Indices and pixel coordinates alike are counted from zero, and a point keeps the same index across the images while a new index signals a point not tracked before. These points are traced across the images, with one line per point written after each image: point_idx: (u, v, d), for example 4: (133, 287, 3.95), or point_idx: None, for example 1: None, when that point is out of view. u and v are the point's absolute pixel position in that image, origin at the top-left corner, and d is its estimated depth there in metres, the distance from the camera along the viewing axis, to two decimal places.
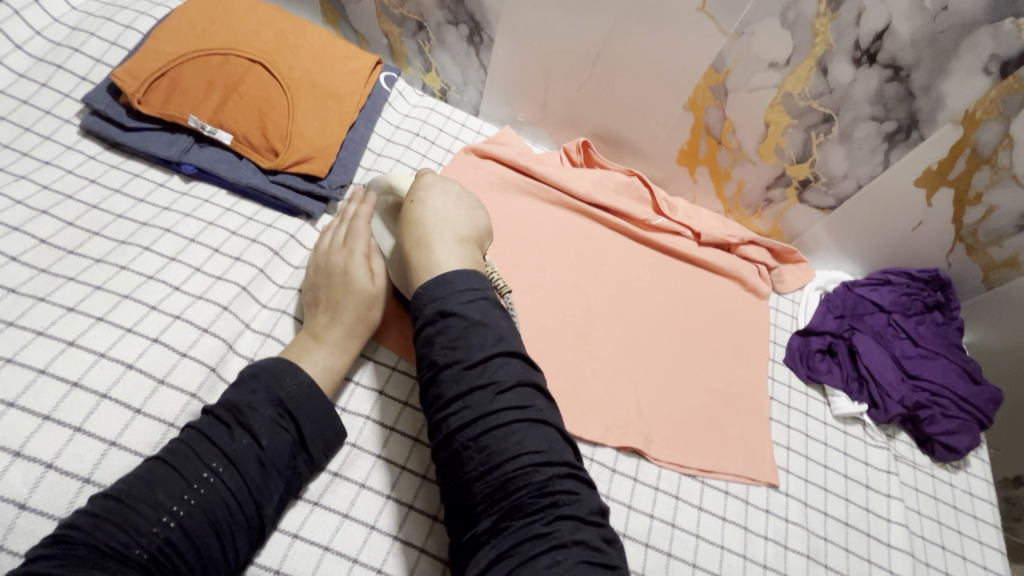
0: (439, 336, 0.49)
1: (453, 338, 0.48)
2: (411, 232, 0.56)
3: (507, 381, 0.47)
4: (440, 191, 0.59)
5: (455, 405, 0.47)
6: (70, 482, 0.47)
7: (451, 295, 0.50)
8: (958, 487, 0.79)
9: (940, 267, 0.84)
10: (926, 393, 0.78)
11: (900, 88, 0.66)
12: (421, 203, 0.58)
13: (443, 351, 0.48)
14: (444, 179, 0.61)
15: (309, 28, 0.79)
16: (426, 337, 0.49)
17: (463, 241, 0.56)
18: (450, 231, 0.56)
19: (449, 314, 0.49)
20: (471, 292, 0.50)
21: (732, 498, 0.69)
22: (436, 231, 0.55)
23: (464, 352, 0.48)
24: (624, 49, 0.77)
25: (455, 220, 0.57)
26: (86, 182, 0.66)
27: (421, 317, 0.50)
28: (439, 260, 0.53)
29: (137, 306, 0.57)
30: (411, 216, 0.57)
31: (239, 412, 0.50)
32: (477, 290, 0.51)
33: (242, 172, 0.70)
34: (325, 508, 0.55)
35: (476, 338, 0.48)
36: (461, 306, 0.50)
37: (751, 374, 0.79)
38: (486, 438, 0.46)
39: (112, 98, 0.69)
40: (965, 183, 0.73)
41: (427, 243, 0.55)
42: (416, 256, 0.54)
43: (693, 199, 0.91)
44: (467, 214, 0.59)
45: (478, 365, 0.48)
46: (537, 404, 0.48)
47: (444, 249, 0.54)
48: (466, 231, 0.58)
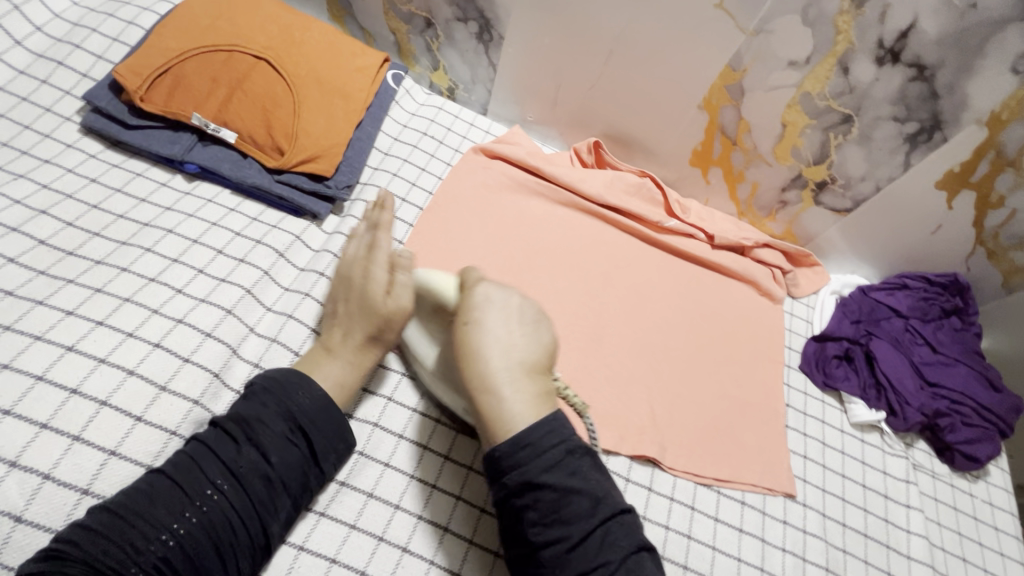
0: (530, 511, 0.45)
1: (545, 513, 0.45)
2: (471, 368, 0.50)
3: (614, 560, 0.44)
4: (500, 309, 0.51)
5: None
6: (69, 493, 0.46)
7: (535, 463, 0.46)
8: (977, 497, 0.77)
9: (958, 271, 0.82)
10: (946, 401, 0.76)
11: (924, 88, 0.65)
12: (479, 328, 0.50)
13: (537, 529, 0.45)
14: (503, 289, 0.53)
15: (315, 24, 0.77)
16: (517, 511, 0.46)
17: (532, 373, 0.50)
18: (516, 365, 0.50)
19: (536, 485, 0.45)
20: (560, 454, 0.46)
21: (749, 509, 0.67)
22: (501, 371, 0.49)
23: (562, 528, 0.44)
24: (638, 47, 0.75)
25: (519, 347, 0.50)
26: (86, 182, 0.64)
27: (503, 487, 0.46)
28: (510, 410, 0.48)
29: (138, 310, 0.56)
30: (469, 346, 0.50)
31: (248, 427, 0.49)
32: (561, 443, 0.47)
33: (247, 171, 0.68)
34: (332, 519, 0.53)
35: (571, 508, 0.45)
36: (547, 472, 0.46)
37: (766, 381, 0.77)
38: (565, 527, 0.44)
39: (114, 95, 0.68)
40: (989, 186, 0.71)
41: (493, 386, 0.49)
42: (482, 402, 0.49)
43: (705, 201, 0.89)
44: (531, 333, 0.51)
45: (581, 545, 0.44)
46: (648, 574, 0.45)
47: (514, 392, 0.49)
48: (533, 356, 0.51)
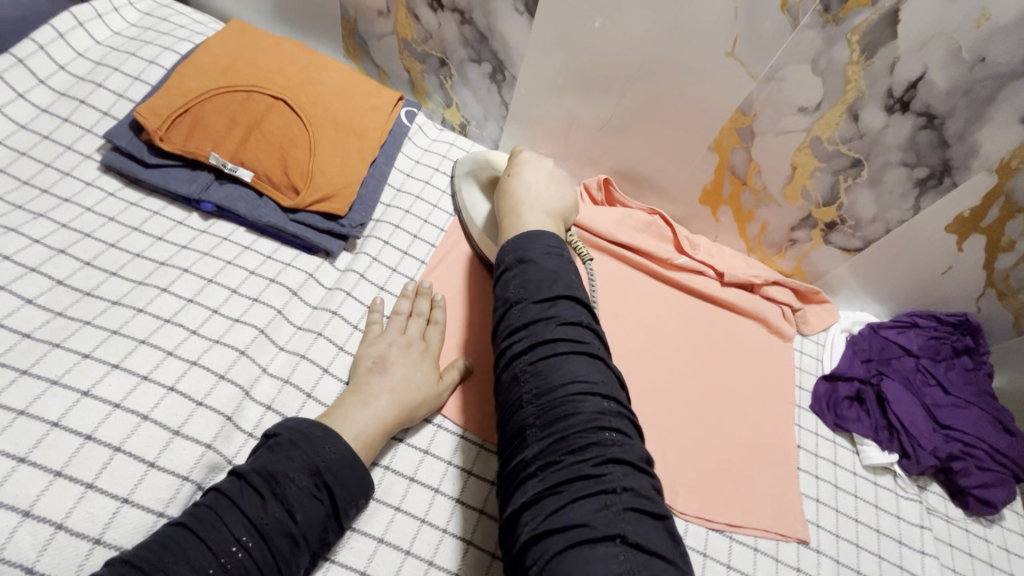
0: (515, 277, 0.57)
1: (526, 278, 0.56)
2: (507, 201, 0.66)
3: (568, 321, 0.53)
4: (536, 169, 0.70)
5: (520, 335, 0.53)
6: (80, 544, 0.45)
7: (533, 247, 0.59)
8: (993, 543, 0.75)
9: (969, 311, 0.82)
10: (959, 443, 0.75)
11: (934, 135, 0.65)
12: (519, 176, 0.68)
13: (515, 289, 0.56)
14: (541, 158, 0.71)
15: (332, 64, 0.79)
16: (504, 279, 0.57)
17: (552, 213, 0.66)
18: (541, 201, 0.66)
19: (528, 261, 0.57)
20: (549, 249, 0.59)
21: (762, 556, 0.66)
22: (529, 202, 0.65)
23: (532, 290, 0.55)
24: (649, 89, 0.76)
25: (547, 195, 0.67)
26: (105, 221, 0.65)
27: (502, 263, 0.59)
28: (527, 222, 0.63)
29: (154, 352, 0.56)
30: (509, 188, 0.68)
31: (276, 482, 0.48)
32: (555, 248, 0.59)
33: (263, 211, 0.69)
34: (342, 566, 0.53)
35: (546, 280, 0.56)
36: (541, 257, 0.58)
37: (777, 422, 0.77)
38: (529, 285, 0.55)
39: (134, 135, 0.69)
40: (998, 230, 0.71)
41: (521, 207, 0.65)
42: (508, 218, 0.65)
43: (714, 237, 0.90)
44: (556, 190, 0.69)
45: (545, 301, 0.54)
46: (595, 347, 0.53)
47: (535, 215, 0.64)
48: (555, 206, 0.67)
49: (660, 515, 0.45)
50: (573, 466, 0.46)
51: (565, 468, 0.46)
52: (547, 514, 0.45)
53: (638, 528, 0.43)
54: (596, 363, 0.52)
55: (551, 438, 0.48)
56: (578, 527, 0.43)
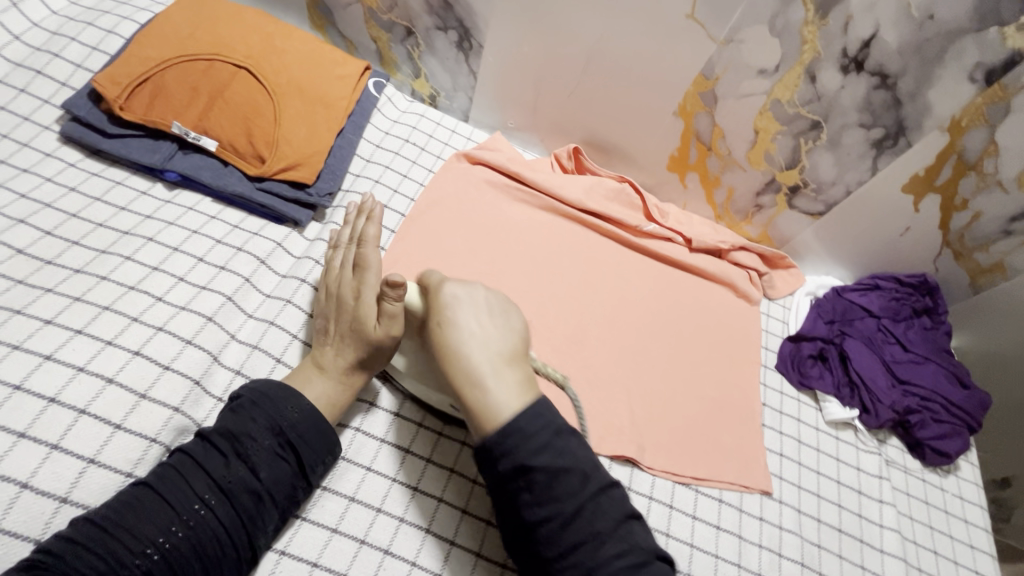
0: (524, 496, 0.47)
1: (538, 494, 0.46)
2: (454, 368, 0.52)
3: (607, 528, 0.46)
4: (469, 306, 0.54)
5: (559, 565, 0.46)
6: (47, 502, 0.46)
7: (525, 443, 0.47)
8: (949, 492, 0.79)
9: (927, 272, 0.85)
10: (916, 398, 0.78)
11: (888, 95, 0.67)
12: (453, 326, 0.53)
13: (532, 510, 0.46)
14: (466, 286, 0.56)
15: (295, 33, 0.78)
16: (514, 496, 0.47)
17: (511, 360, 0.53)
18: (494, 355, 0.52)
19: (527, 468, 0.46)
20: (548, 434, 0.48)
21: (726, 507, 0.68)
22: (482, 362, 0.51)
23: (555, 510, 0.46)
24: (614, 56, 0.77)
25: (494, 338, 0.53)
26: (65, 191, 0.64)
27: (497, 472, 0.47)
28: (496, 397, 0.50)
29: (118, 318, 0.56)
30: (450, 347, 0.53)
31: (238, 442, 0.50)
32: (549, 420, 0.49)
33: (228, 180, 0.69)
34: (313, 523, 0.54)
35: (561, 487, 0.46)
36: (538, 452, 0.47)
37: (743, 380, 0.79)
38: (552, 499, 0.46)
39: (93, 104, 0.68)
40: (952, 189, 0.73)
41: (478, 378, 0.51)
42: (472, 400, 0.50)
43: (683, 205, 0.91)
44: (503, 323, 0.55)
45: (572, 521, 0.46)
46: (637, 540, 0.47)
47: (499, 381, 0.50)
48: (507, 345, 0.54)
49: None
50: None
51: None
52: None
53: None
54: (642, 561, 0.47)
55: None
56: None
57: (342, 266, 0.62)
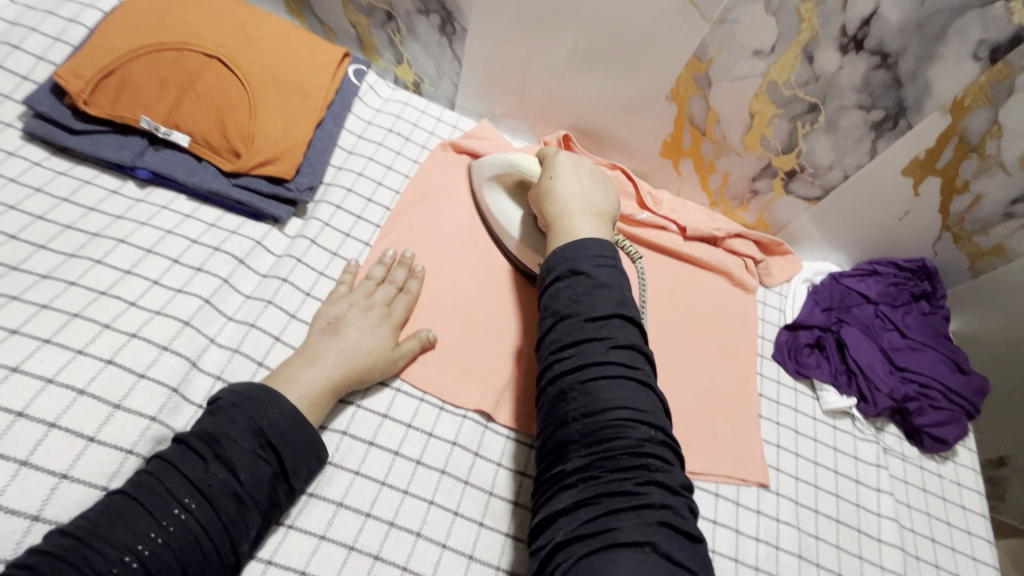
0: (566, 289, 0.54)
1: (578, 292, 0.53)
2: (552, 207, 0.62)
3: (619, 339, 0.51)
4: (574, 168, 0.66)
5: (569, 353, 0.51)
6: (17, 521, 0.44)
7: (584, 254, 0.56)
8: (946, 479, 0.78)
9: (926, 256, 0.83)
10: (914, 385, 0.77)
11: (888, 75, 0.64)
12: (560, 179, 0.64)
13: (567, 303, 0.53)
14: (577, 157, 0.67)
15: (269, 20, 0.74)
16: (556, 288, 0.55)
17: (600, 214, 0.62)
18: (586, 206, 0.62)
19: (580, 271, 0.55)
20: (600, 258, 0.56)
21: (723, 500, 0.68)
22: (575, 205, 0.62)
23: (586, 308, 0.52)
24: (604, 38, 0.73)
25: (591, 195, 0.63)
26: (31, 191, 0.61)
27: (553, 271, 0.56)
28: (576, 227, 0.60)
29: (90, 325, 0.54)
30: (551, 192, 0.63)
31: (217, 443, 0.47)
32: (605, 255, 0.56)
33: (202, 176, 0.66)
34: (300, 531, 0.52)
35: (599, 296, 0.53)
36: (594, 267, 0.55)
37: (740, 371, 0.77)
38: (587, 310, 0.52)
39: (56, 99, 0.64)
40: (953, 172, 0.71)
41: (568, 216, 0.61)
42: (558, 227, 0.61)
43: (677, 191, 0.89)
44: (600, 189, 0.65)
45: (598, 320, 0.52)
46: (644, 373, 0.51)
47: (584, 221, 0.60)
48: (600, 203, 0.63)
49: (692, 535, 0.45)
50: (611, 486, 0.45)
51: (603, 487, 0.45)
52: (581, 528, 0.44)
53: (669, 543, 0.42)
54: (644, 387, 0.50)
55: (591, 453, 0.47)
56: (609, 532, 0.43)
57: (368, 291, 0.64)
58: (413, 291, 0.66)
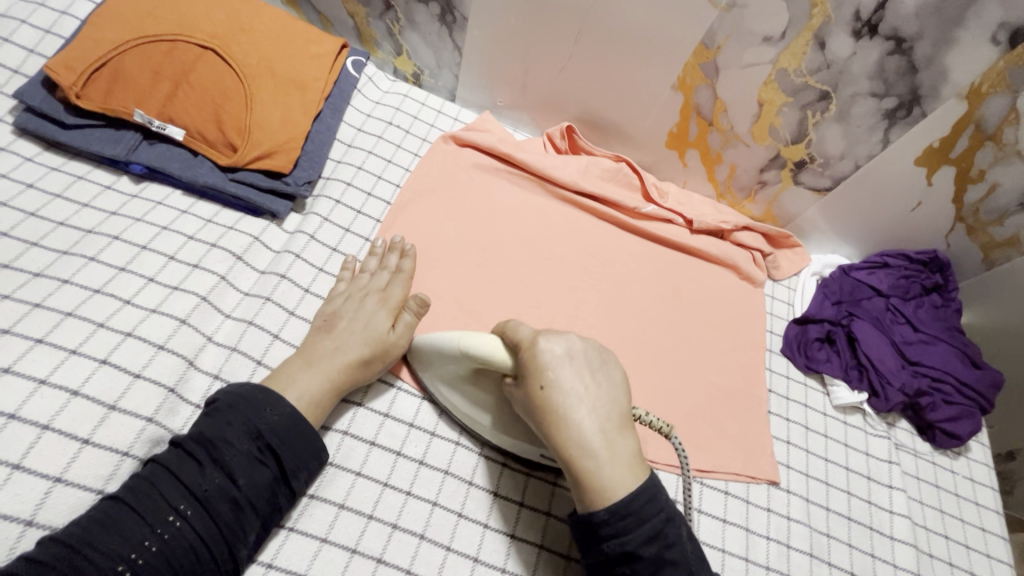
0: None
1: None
2: (564, 442, 0.47)
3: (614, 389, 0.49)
4: (567, 362, 0.48)
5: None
6: (10, 526, 0.43)
7: (635, 527, 0.44)
8: (959, 474, 0.77)
9: (938, 248, 0.81)
10: (927, 379, 0.76)
11: (902, 61, 0.62)
12: (557, 390, 0.47)
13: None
14: (562, 336, 0.49)
15: (265, 9, 0.73)
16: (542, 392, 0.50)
17: (621, 427, 0.47)
18: (604, 423, 0.47)
19: (634, 555, 0.44)
20: (656, 523, 0.45)
21: (733, 499, 0.66)
22: (593, 435, 0.46)
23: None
24: (608, 26, 0.71)
25: (603, 399, 0.48)
26: (22, 188, 0.60)
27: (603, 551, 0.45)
28: (612, 477, 0.45)
29: (83, 325, 0.52)
30: (553, 415, 0.47)
31: (212, 447, 0.46)
32: (660, 512, 0.45)
33: (198, 170, 0.64)
34: (302, 534, 0.51)
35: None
36: (649, 544, 0.44)
37: (748, 367, 0.76)
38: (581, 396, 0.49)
39: (48, 93, 0.63)
40: (968, 161, 0.69)
41: (591, 452, 0.46)
42: (585, 474, 0.46)
43: (683, 183, 0.87)
44: (608, 382, 0.49)
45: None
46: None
47: (615, 454, 0.46)
48: (615, 404, 0.48)
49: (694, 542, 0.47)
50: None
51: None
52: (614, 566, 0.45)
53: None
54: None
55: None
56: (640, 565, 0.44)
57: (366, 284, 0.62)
58: (407, 268, 0.64)
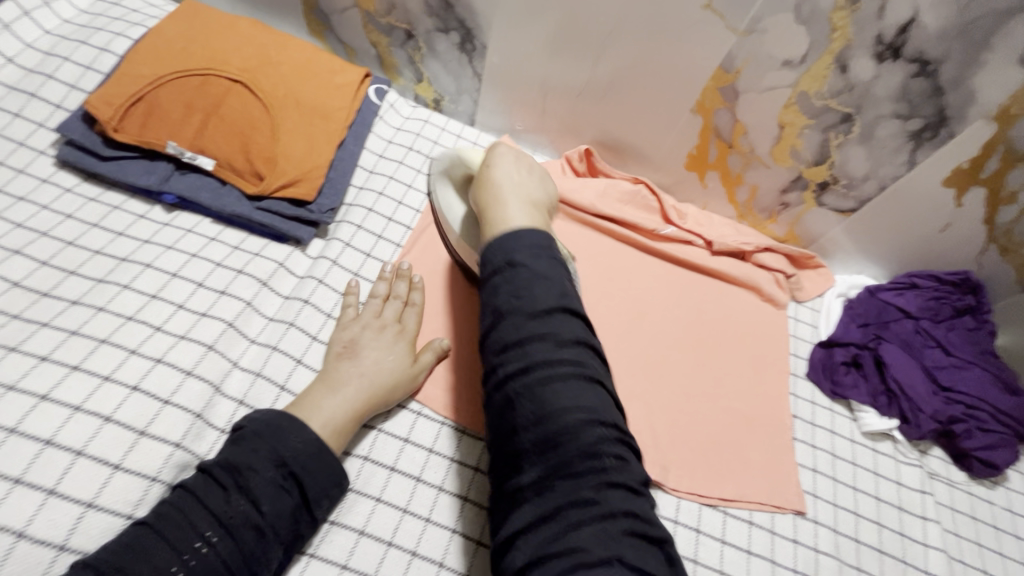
0: (505, 284, 0.50)
1: (518, 286, 0.49)
2: (485, 196, 0.59)
3: (568, 340, 0.47)
4: (513, 160, 0.62)
5: (513, 351, 0.47)
6: (44, 551, 0.44)
7: (520, 245, 0.51)
8: (997, 505, 0.73)
9: (970, 269, 0.79)
10: (961, 406, 0.73)
11: (927, 83, 0.61)
12: (496, 169, 0.60)
13: (507, 298, 0.49)
14: (517, 150, 0.64)
15: (292, 42, 0.75)
16: (493, 284, 0.50)
17: (534, 204, 0.59)
18: (522, 195, 0.58)
19: (517, 262, 0.50)
20: (539, 247, 0.51)
21: (757, 529, 0.65)
22: (510, 194, 0.58)
23: (528, 301, 0.48)
24: (626, 51, 0.72)
25: (528, 185, 0.60)
26: (62, 218, 0.62)
27: (490, 265, 0.52)
28: (512, 218, 0.55)
29: (116, 351, 0.54)
30: (486, 179, 0.60)
31: (239, 475, 0.47)
32: (543, 246, 0.52)
33: (226, 200, 0.66)
34: (322, 560, 0.51)
35: (540, 287, 0.49)
36: (532, 257, 0.51)
37: (772, 392, 0.74)
38: (533, 345, 0.47)
39: (87, 127, 0.66)
40: (998, 182, 0.67)
41: (502, 203, 0.57)
42: (491, 214, 0.56)
43: (703, 205, 0.87)
44: (538, 182, 0.62)
45: (541, 317, 0.48)
46: (592, 363, 0.48)
47: (519, 208, 0.56)
48: (538, 197, 0.60)
49: (653, 536, 0.43)
50: (568, 487, 0.43)
51: (564, 497, 0.43)
52: (547, 546, 0.41)
53: (636, 553, 0.41)
54: (593, 380, 0.47)
55: (546, 464, 0.44)
56: (574, 551, 0.40)
57: (388, 313, 0.63)
58: (419, 301, 0.66)
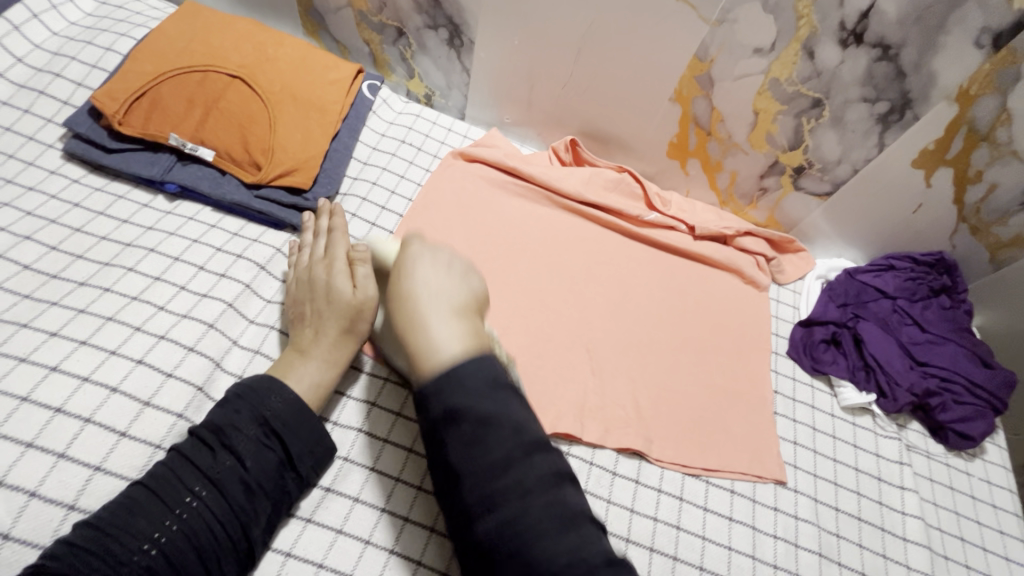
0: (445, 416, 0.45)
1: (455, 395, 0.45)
2: (403, 319, 0.50)
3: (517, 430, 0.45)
4: (429, 262, 0.53)
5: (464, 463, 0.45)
6: (55, 509, 0.47)
7: (457, 393, 0.45)
8: (974, 476, 0.76)
9: (944, 250, 0.82)
10: (936, 379, 0.75)
11: (890, 67, 0.65)
12: (411, 279, 0.52)
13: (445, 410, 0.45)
14: (433, 247, 0.55)
15: (288, 40, 0.79)
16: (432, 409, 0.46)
17: (462, 313, 0.51)
18: (444, 305, 0.50)
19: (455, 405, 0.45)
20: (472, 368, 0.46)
21: (739, 497, 0.67)
22: (432, 312, 0.50)
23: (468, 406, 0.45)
24: (606, 43, 0.75)
25: (450, 291, 0.52)
26: (70, 207, 0.66)
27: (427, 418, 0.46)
28: (441, 347, 0.48)
29: (121, 328, 0.57)
30: (403, 297, 0.51)
31: (223, 434, 0.50)
32: (485, 375, 0.46)
33: (225, 188, 0.70)
34: (318, 524, 0.54)
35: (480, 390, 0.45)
36: (471, 395, 0.45)
37: (754, 369, 0.77)
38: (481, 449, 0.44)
39: (94, 121, 0.69)
40: (964, 162, 0.71)
41: (423, 325, 0.49)
42: (415, 343, 0.48)
43: (686, 191, 0.90)
44: (461, 281, 0.54)
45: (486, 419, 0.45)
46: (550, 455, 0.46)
47: (445, 330, 0.49)
48: (463, 301, 0.52)
49: None
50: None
51: None
52: None
53: None
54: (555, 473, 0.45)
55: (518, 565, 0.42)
56: None
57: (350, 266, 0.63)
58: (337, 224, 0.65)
